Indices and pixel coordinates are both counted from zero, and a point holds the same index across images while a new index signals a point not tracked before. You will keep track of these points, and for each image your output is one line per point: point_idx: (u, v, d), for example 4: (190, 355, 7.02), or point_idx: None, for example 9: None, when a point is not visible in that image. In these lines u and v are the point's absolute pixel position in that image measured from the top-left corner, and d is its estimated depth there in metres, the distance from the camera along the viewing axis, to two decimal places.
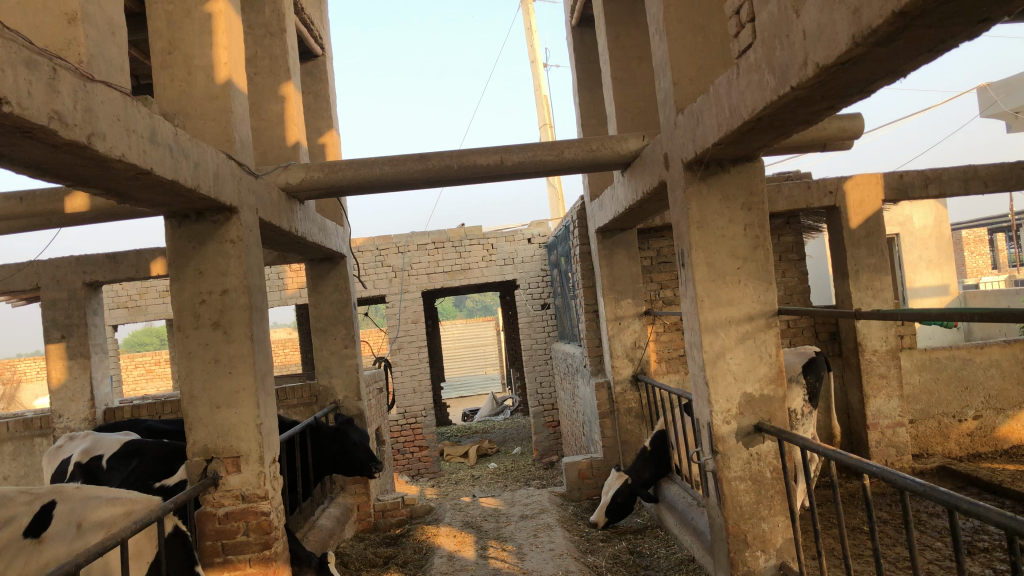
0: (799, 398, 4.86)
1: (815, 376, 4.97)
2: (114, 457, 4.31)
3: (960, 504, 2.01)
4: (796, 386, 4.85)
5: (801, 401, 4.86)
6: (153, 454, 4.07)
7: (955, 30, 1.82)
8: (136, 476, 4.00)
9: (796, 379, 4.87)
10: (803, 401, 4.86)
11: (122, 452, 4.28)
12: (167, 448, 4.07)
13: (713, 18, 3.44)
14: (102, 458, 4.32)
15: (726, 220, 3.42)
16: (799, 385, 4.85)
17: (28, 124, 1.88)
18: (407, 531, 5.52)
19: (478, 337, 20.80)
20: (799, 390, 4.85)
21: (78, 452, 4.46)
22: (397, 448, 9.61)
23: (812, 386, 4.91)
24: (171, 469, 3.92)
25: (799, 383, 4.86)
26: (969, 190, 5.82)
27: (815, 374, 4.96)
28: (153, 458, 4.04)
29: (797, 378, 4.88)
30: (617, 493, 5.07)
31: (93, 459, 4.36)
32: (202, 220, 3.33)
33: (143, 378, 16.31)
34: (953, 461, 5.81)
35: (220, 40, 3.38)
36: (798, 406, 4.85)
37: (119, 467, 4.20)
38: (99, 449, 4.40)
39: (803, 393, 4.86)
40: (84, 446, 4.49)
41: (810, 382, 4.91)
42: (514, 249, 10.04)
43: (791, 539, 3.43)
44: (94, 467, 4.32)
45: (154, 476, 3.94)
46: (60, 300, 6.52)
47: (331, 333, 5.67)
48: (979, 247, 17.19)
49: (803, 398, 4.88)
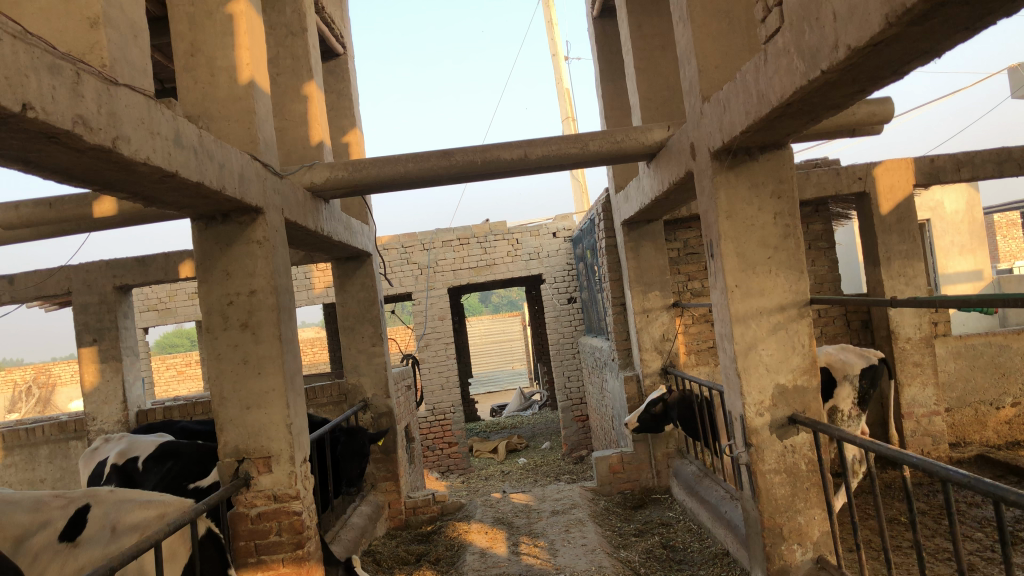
0: (849, 398, 4.80)
1: (869, 381, 4.87)
2: (148, 458, 4.35)
3: (1007, 494, 1.94)
4: (849, 385, 4.77)
5: (850, 402, 4.81)
6: (187, 454, 4.11)
7: (992, 7, 1.77)
8: (171, 477, 4.04)
9: (850, 379, 4.78)
10: (852, 403, 4.80)
11: (156, 453, 4.32)
12: (202, 449, 4.11)
13: (737, 3, 3.39)
14: (137, 459, 4.36)
15: (756, 209, 3.36)
16: (853, 385, 4.77)
17: (53, 130, 1.88)
18: (439, 528, 5.51)
19: (505, 332, 20.80)
20: (850, 389, 4.78)
21: (114, 453, 4.50)
22: (426, 445, 9.63)
23: (863, 390, 4.84)
24: (205, 471, 3.94)
25: (852, 383, 4.78)
26: (1003, 173, 5.71)
27: (870, 381, 4.89)
28: (188, 459, 4.08)
29: (851, 377, 4.79)
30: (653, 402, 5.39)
31: (128, 460, 4.40)
32: (228, 221, 3.34)
33: (175, 380, 16.49)
34: (991, 450, 5.71)
35: (242, 41, 3.38)
36: (846, 407, 4.80)
37: (154, 468, 4.23)
38: (134, 450, 4.44)
39: (853, 394, 4.79)
40: (120, 447, 4.53)
41: (862, 386, 4.82)
42: (539, 243, 10.00)
43: (829, 532, 3.38)
44: (129, 469, 4.35)
45: (189, 478, 3.97)
46: (91, 304, 6.59)
47: (358, 331, 5.68)
48: (1012, 231, 16.91)
49: (852, 400, 4.81)
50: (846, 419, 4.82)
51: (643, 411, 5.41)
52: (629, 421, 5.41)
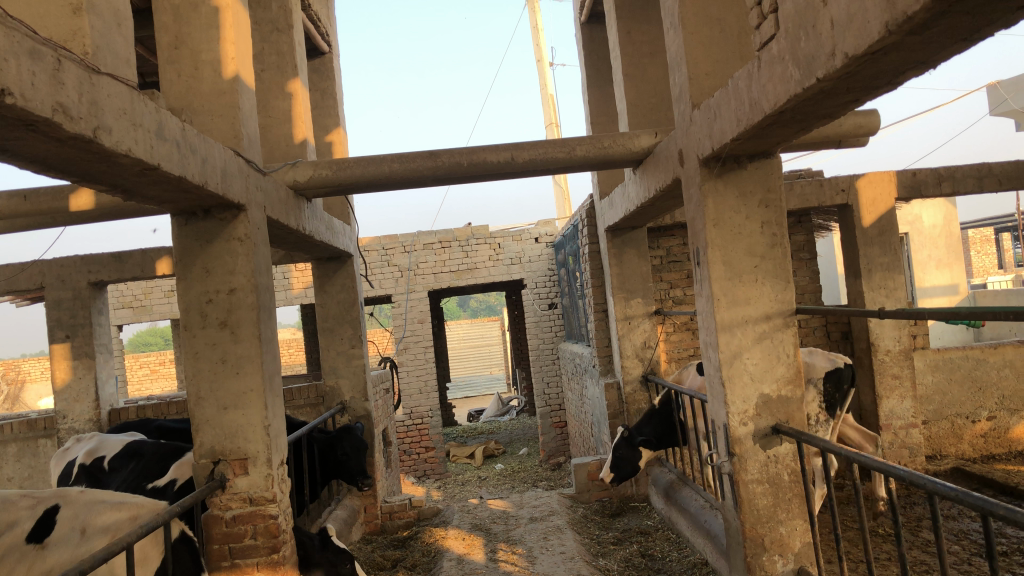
0: (815, 402, 4.82)
1: (836, 384, 4.83)
2: (115, 457, 4.25)
3: (996, 509, 1.92)
4: (813, 389, 4.82)
5: (817, 406, 4.82)
6: (149, 455, 4.02)
7: (991, 18, 1.76)
8: (135, 476, 3.93)
9: (814, 382, 4.83)
10: (818, 406, 4.82)
11: (124, 452, 4.22)
12: (165, 449, 3.99)
13: (728, 10, 3.38)
14: (105, 458, 4.26)
15: (744, 217, 3.35)
16: (816, 388, 4.81)
17: (32, 117, 1.82)
18: (415, 533, 5.45)
19: (484, 336, 20.73)
20: (815, 393, 4.82)
21: (83, 453, 4.41)
22: (403, 449, 9.55)
23: (829, 393, 4.82)
24: (163, 470, 3.80)
25: (815, 387, 4.81)
26: (983, 188, 5.76)
27: (837, 384, 4.83)
28: (151, 458, 3.97)
29: (815, 381, 4.83)
30: (617, 445, 5.28)
31: (96, 460, 4.30)
32: (209, 217, 3.27)
33: (148, 378, 16.27)
34: (967, 463, 5.74)
35: (227, 35, 3.33)
36: (812, 411, 4.82)
37: (120, 468, 4.13)
38: (102, 450, 4.34)
39: (819, 397, 4.81)
40: (89, 447, 4.44)
41: (827, 390, 4.81)
42: (521, 248, 9.97)
43: (810, 543, 3.37)
44: (96, 468, 4.26)
45: (148, 477, 3.84)
46: (65, 299, 6.46)
47: (338, 332, 5.62)
48: (986, 246, 17.13)
49: (818, 404, 4.82)
50: (813, 424, 4.85)
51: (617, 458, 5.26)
52: (607, 476, 5.30)
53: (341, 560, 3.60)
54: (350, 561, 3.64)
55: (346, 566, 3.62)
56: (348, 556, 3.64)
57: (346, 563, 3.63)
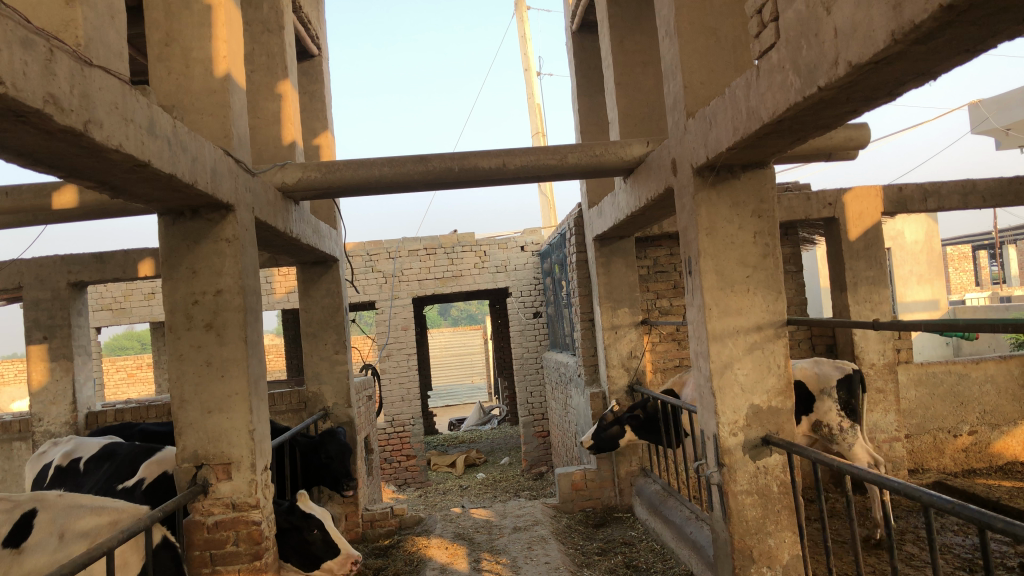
0: (834, 411, 4.82)
1: (851, 391, 4.83)
2: (90, 459, 4.17)
3: (995, 522, 1.90)
4: (828, 400, 4.83)
5: (836, 415, 4.82)
6: (123, 455, 3.94)
7: (998, 28, 1.76)
8: (108, 477, 3.86)
9: (828, 393, 4.84)
10: (837, 415, 4.81)
11: (99, 453, 4.14)
12: (136, 449, 3.91)
13: (725, 20, 3.37)
14: (80, 460, 4.18)
15: (736, 228, 3.34)
16: (832, 398, 4.81)
17: (22, 108, 1.77)
18: (397, 542, 5.37)
19: (466, 345, 20.66)
20: (832, 403, 4.82)
21: (60, 455, 4.32)
22: (384, 457, 9.46)
23: (845, 401, 4.81)
24: (132, 470, 3.73)
25: (831, 396, 4.82)
26: (967, 205, 5.82)
27: (850, 390, 4.83)
28: (123, 459, 3.90)
29: (829, 391, 4.83)
30: (605, 424, 5.37)
31: (71, 462, 4.22)
32: (197, 217, 3.22)
33: (124, 382, 16.07)
34: (948, 477, 5.76)
35: (219, 33, 3.28)
36: (833, 421, 4.81)
37: (95, 470, 4.05)
38: (79, 451, 4.26)
39: (836, 407, 4.81)
40: (66, 449, 4.36)
41: (843, 398, 4.81)
42: (506, 256, 9.96)
43: (799, 555, 3.34)
44: (71, 470, 4.18)
45: (119, 478, 3.78)
46: (43, 300, 6.35)
47: (322, 338, 5.56)
48: (963, 264, 17.26)
49: (837, 412, 4.82)
50: (838, 433, 4.82)
51: (599, 431, 5.40)
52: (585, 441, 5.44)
53: (307, 526, 3.55)
54: (318, 527, 3.58)
55: (313, 532, 3.56)
56: (314, 522, 3.58)
57: (314, 530, 3.57)
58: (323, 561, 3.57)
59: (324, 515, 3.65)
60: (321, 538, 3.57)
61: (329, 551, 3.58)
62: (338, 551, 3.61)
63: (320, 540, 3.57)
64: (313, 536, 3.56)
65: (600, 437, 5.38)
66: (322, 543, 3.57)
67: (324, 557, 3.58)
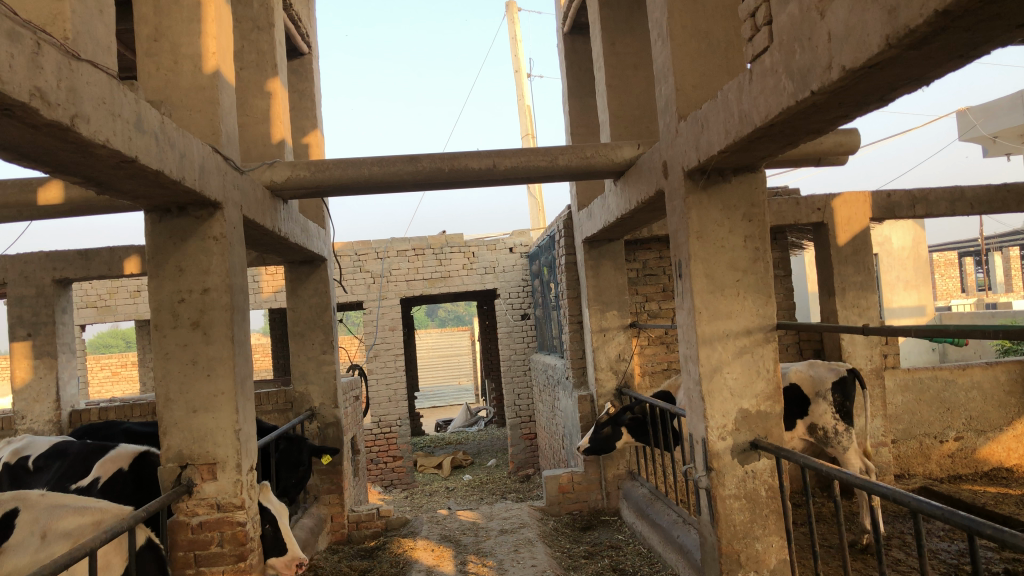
0: (829, 415, 4.82)
1: (845, 393, 4.83)
2: (41, 457, 4.12)
3: (984, 529, 1.90)
4: (823, 402, 4.83)
5: (831, 417, 4.81)
6: (74, 454, 3.89)
7: (992, 35, 1.76)
8: (59, 476, 3.80)
9: (823, 396, 4.85)
10: (833, 418, 4.81)
11: (50, 452, 4.08)
12: (88, 447, 3.86)
13: (716, 24, 3.37)
14: (29, 458, 4.14)
15: (727, 231, 3.34)
16: (827, 401, 4.82)
17: (8, 101, 1.74)
18: (383, 543, 5.34)
19: (453, 346, 20.63)
20: (826, 405, 4.83)
21: (8, 453, 4.25)
22: (371, 458, 9.44)
23: (841, 403, 4.82)
24: (86, 469, 3.68)
25: (825, 399, 4.82)
26: (955, 211, 5.84)
27: (845, 393, 4.83)
28: (74, 457, 3.84)
29: (824, 394, 4.84)
30: (601, 425, 5.36)
31: (21, 460, 4.17)
32: (184, 215, 3.19)
33: (109, 381, 15.95)
34: (935, 482, 5.77)
35: (209, 29, 3.25)
36: (828, 423, 4.81)
37: (45, 468, 4.00)
38: (29, 449, 4.20)
39: (830, 409, 4.81)
40: (15, 447, 4.28)
41: (838, 400, 4.82)
42: (495, 257, 9.94)
43: (786, 560, 3.33)
44: (21, 468, 4.13)
45: (71, 477, 3.73)
46: (28, 296, 6.29)
47: (309, 338, 5.52)
48: (949, 271, 17.34)
49: (833, 415, 4.81)
50: (834, 436, 4.81)
51: (594, 432, 5.40)
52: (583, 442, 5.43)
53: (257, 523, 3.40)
54: (270, 522, 3.44)
55: (265, 528, 3.43)
56: (266, 517, 3.44)
57: (265, 525, 3.43)
58: (268, 557, 3.45)
59: (280, 511, 3.50)
60: (271, 534, 3.44)
61: (276, 547, 3.46)
62: (285, 550, 3.48)
63: (271, 535, 3.45)
64: (263, 532, 3.43)
65: (596, 439, 5.37)
66: (271, 539, 3.44)
67: (271, 553, 3.47)
